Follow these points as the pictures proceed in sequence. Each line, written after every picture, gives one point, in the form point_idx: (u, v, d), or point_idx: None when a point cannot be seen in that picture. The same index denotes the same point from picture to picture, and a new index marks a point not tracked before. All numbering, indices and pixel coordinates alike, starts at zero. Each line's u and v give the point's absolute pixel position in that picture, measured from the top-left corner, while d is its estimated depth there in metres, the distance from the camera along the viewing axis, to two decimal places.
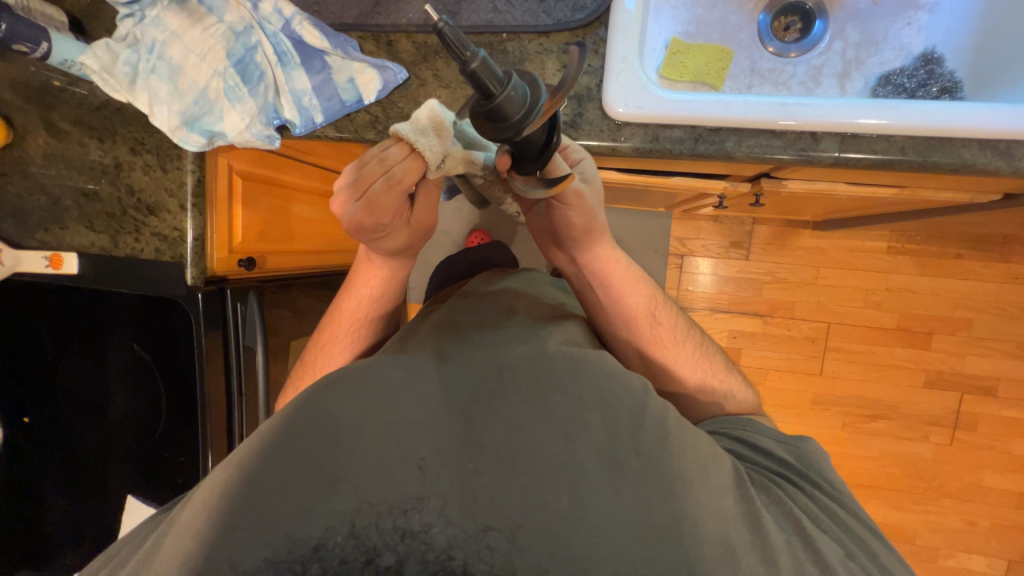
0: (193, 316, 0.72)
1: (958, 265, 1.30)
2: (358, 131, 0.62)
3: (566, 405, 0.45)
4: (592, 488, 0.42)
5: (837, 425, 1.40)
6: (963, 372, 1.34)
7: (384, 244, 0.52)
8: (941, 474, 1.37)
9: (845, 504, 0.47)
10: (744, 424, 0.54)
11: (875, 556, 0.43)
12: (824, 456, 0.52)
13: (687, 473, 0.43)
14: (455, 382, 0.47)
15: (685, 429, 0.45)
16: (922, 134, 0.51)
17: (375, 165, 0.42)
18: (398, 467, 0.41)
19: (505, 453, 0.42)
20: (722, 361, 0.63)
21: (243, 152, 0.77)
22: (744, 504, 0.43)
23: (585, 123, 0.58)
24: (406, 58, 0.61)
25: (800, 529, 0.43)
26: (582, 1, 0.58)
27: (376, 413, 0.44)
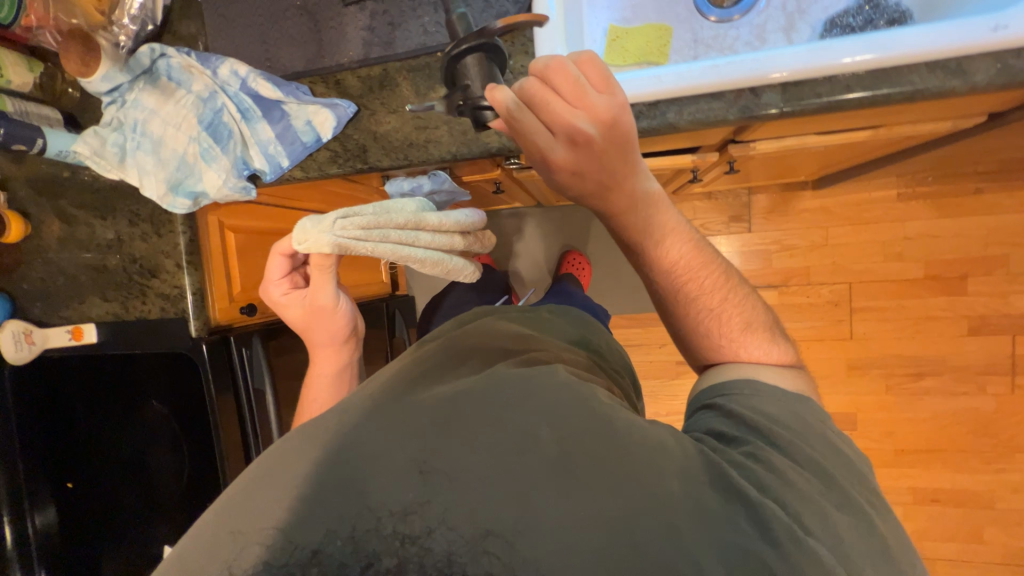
0: (201, 366, 0.77)
1: (979, 200, 1.22)
2: (322, 167, 0.66)
3: (519, 411, 0.44)
4: (578, 483, 0.39)
5: (880, 390, 1.31)
6: (1009, 313, 1.23)
7: (296, 322, 0.68)
8: (1007, 427, 1.26)
9: (822, 472, 0.42)
10: (739, 388, 0.50)
11: (839, 535, 0.38)
12: (808, 418, 0.46)
13: (648, 456, 0.41)
14: (404, 402, 0.48)
15: (633, 426, 0.44)
16: (864, 68, 0.50)
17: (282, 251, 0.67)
18: (396, 472, 0.41)
19: (482, 454, 0.41)
20: (753, 322, 0.56)
21: (229, 207, 0.83)
22: (693, 488, 0.40)
23: None
24: (353, 92, 0.64)
25: (749, 498, 0.39)
26: (504, 8, 0.60)
27: (359, 435, 0.44)
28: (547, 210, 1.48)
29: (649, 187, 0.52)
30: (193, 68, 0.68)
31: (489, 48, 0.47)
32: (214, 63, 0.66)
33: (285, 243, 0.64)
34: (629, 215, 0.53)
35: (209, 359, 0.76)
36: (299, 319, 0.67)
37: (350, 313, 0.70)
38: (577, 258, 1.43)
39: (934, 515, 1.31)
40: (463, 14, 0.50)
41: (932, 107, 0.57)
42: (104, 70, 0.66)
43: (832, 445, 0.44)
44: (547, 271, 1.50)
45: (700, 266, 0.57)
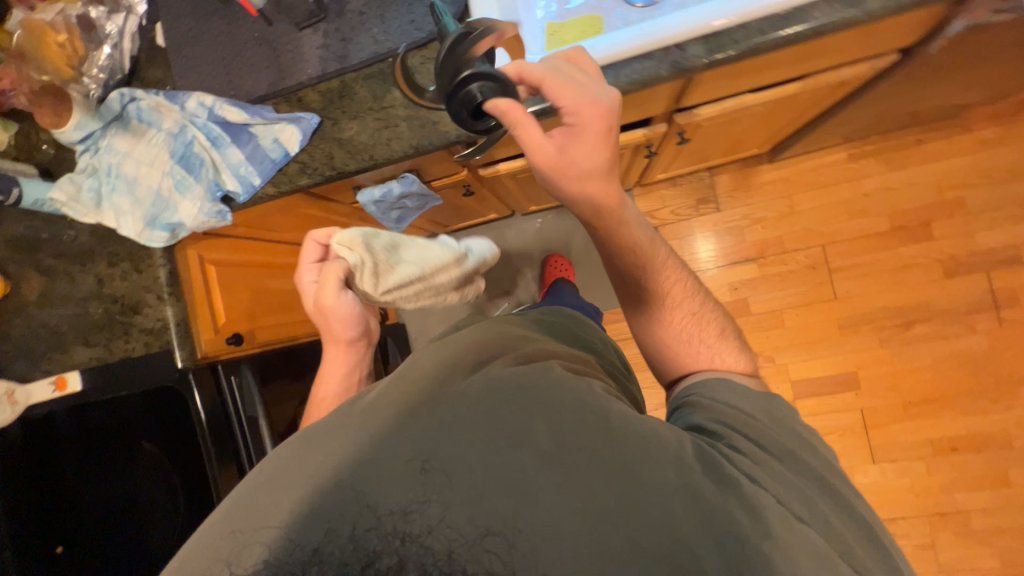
0: (190, 397, 0.76)
1: (924, 150, 1.29)
2: (293, 180, 0.69)
3: (519, 409, 0.44)
4: (573, 473, 0.41)
5: (875, 345, 1.33)
6: (978, 251, 1.28)
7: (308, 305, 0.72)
8: (1005, 362, 1.27)
9: (789, 455, 0.50)
10: (719, 388, 0.59)
11: (809, 505, 0.45)
12: (779, 410, 0.55)
13: (640, 444, 0.44)
14: (391, 398, 0.46)
15: (627, 419, 0.46)
16: (772, 12, 0.55)
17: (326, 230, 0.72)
18: (399, 469, 0.40)
19: (486, 455, 0.41)
20: (724, 328, 0.67)
21: (208, 240, 0.84)
22: (687, 478, 0.43)
23: None
24: (314, 104, 0.67)
25: (741, 485, 0.43)
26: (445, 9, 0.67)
27: (360, 442, 0.43)
28: (523, 220, 1.53)
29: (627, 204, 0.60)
30: (162, 107, 0.72)
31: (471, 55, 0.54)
32: (181, 98, 0.70)
33: (320, 232, 0.71)
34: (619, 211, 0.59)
35: (197, 388, 0.76)
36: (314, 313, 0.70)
37: (359, 316, 0.70)
38: (560, 260, 1.45)
39: (955, 465, 1.29)
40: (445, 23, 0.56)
41: (839, 44, 0.63)
42: (76, 118, 0.70)
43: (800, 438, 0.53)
44: (532, 279, 1.53)
45: (682, 276, 0.67)
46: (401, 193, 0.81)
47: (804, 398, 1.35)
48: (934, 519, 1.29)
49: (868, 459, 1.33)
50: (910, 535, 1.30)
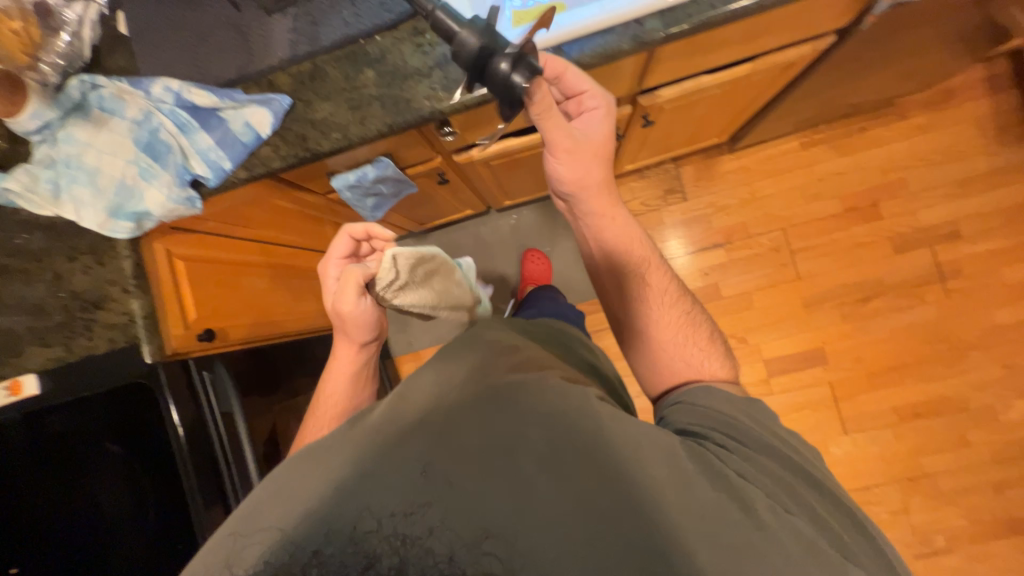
0: (161, 396, 0.72)
1: (867, 136, 1.40)
2: (266, 163, 0.69)
3: (519, 410, 0.46)
4: (570, 473, 0.43)
5: (837, 320, 1.40)
6: (922, 227, 1.37)
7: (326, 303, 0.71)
8: (954, 329, 1.36)
9: (775, 452, 0.55)
10: (702, 392, 0.64)
11: (794, 494, 0.50)
12: (763, 416, 0.61)
13: (634, 443, 0.46)
14: (403, 407, 0.47)
15: (624, 419, 0.48)
16: None
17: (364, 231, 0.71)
18: (401, 471, 0.42)
19: (489, 458, 0.42)
20: (711, 336, 0.74)
21: (176, 235, 0.82)
22: (681, 472, 0.46)
23: (453, 83, 0.64)
24: (285, 86, 0.68)
25: (732, 482, 0.48)
26: None
27: (367, 449, 0.44)
28: (498, 218, 1.55)
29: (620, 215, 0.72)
30: (126, 94, 0.70)
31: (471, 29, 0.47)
32: (145, 84, 0.69)
33: (359, 227, 0.69)
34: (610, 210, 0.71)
35: (168, 383, 0.73)
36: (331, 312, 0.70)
37: (378, 325, 0.72)
38: (537, 254, 1.50)
39: (920, 431, 1.36)
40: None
41: (782, 21, 0.68)
42: (32, 106, 0.68)
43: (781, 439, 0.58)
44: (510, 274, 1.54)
45: (675, 290, 0.75)
46: (376, 178, 0.82)
47: (777, 376, 1.41)
48: (905, 484, 1.35)
49: (840, 431, 1.38)
50: (884, 501, 1.36)
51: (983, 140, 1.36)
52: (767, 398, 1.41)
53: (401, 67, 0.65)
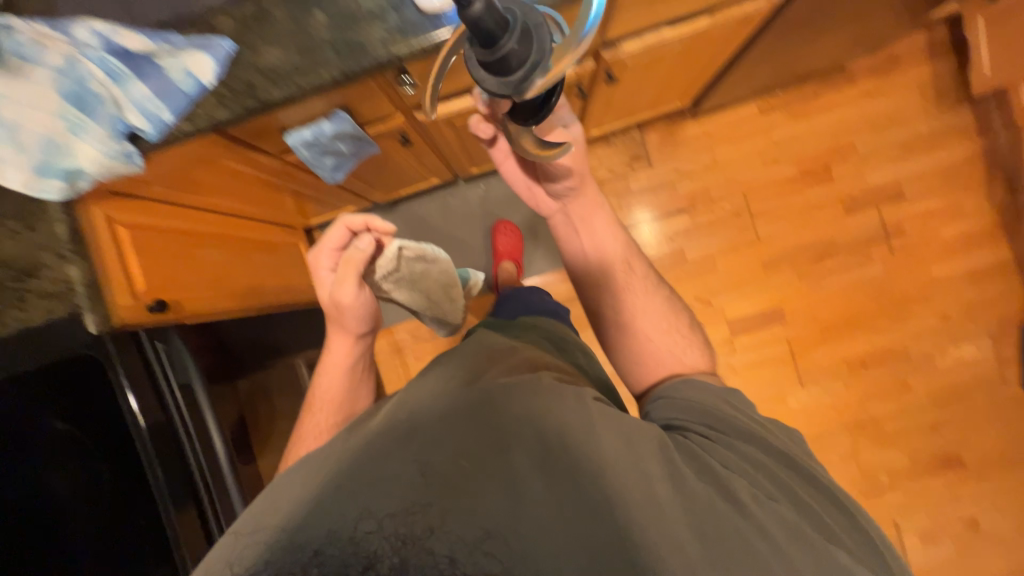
0: (120, 374, 0.69)
1: (820, 101, 1.45)
2: (210, 114, 0.65)
3: (518, 420, 0.54)
4: (555, 476, 0.51)
5: (794, 280, 1.47)
6: (870, 188, 1.45)
7: (321, 295, 0.69)
8: (898, 284, 1.45)
9: (764, 440, 0.61)
10: (686, 382, 0.70)
11: (773, 478, 0.57)
12: (749, 405, 0.67)
13: (618, 443, 0.54)
14: (422, 413, 0.56)
15: (607, 416, 0.57)
16: None
17: (360, 221, 0.65)
18: (408, 477, 0.50)
19: (489, 467, 0.51)
20: (692, 328, 0.81)
21: (121, 201, 0.77)
22: (668, 465, 0.54)
23: (411, 26, 0.62)
24: (228, 30, 0.63)
25: (713, 471, 0.55)
26: None
27: (387, 454, 0.52)
28: (467, 188, 1.53)
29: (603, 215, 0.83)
30: (46, 38, 0.62)
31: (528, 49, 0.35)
32: (69, 28, 0.62)
33: (357, 218, 0.65)
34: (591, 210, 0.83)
35: (118, 354, 0.70)
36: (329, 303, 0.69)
37: (376, 316, 0.72)
38: (508, 227, 1.48)
39: (867, 380, 1.46)
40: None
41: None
42: None
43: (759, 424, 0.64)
44: (481, 245, 1.53)
45: (654, 285, 0.83)
46: (334, 134, 0.79)
47: (739, 335, 1.47)
48: (855, 429, 1.46)
49: (797, 384, 1.47)
50: (835, 447, 1.46)
51: (923, 104, 1.44)
52: (731, 357, 1.47)
53: (354, 10, 0.62)
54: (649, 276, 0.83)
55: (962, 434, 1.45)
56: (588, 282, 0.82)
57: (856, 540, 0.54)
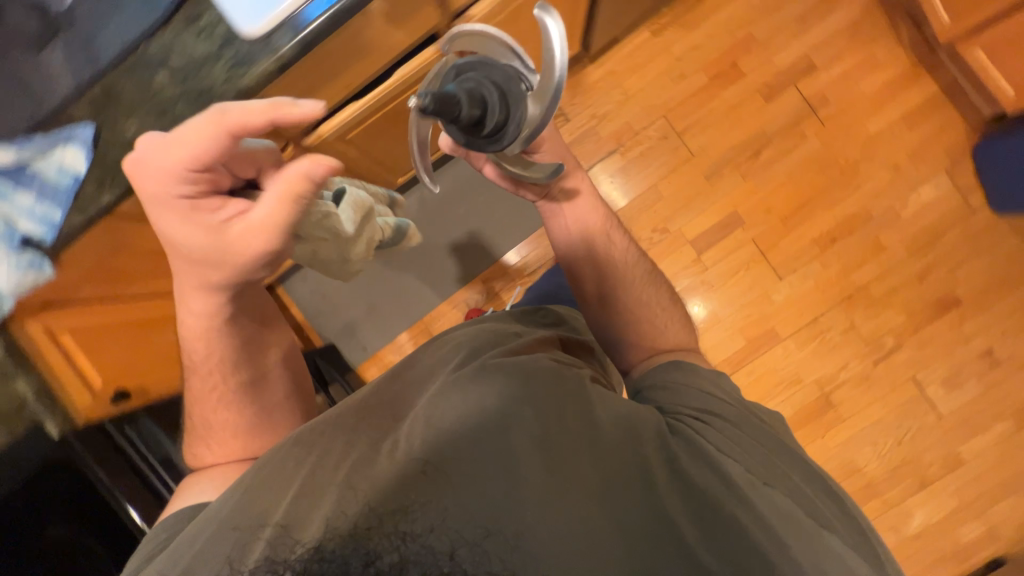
0: (92, 466, 0.74)
1: (706, 5, 1.46)
2: (95, 199, 0.67)
3: (527, 415, 0.66)
4: (560, 456, 0.64)
5: (739, 181, 1.47)
6: (782, 71, 1.46)
7: (174, 225, 0.62)
8: (840, 151, 1.45)
9: (747, 425, 0.78)
10: (681, 367, 0.87)
11: (759, 457, 0.73)
12: (732, 395, 0.84)
13: (618, 432, 0.70)
14: (438, 427, 0.64)
15: (606, 402, 0.74)
16: None
17: (260, 113, 0.56)
18: (417, 480, 0.58)
19: (501, 465, 0.61)
20: (672, 304, 1.00)
21: (69, 309, 0.80)
22: (664, 448, 0.70)
23: (248, 56, 0.64)
24: (84, 114, 0.65)
25: (707, 453, 0.70)
26: None
27: (404, 460, 0.61)
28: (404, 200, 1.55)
29: (597, 210, 0.97)
30: None
31: (508, 104, 0.60)
32: None
33: (259, 114, 0.56)
34: (581, 205, 0.97)
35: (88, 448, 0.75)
36: (197, 237, 0.63)
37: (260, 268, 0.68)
38: None
39: (842, 252, 1.47)
40: (456, 98, 0.56)
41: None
42: None
43: (748, 409, 0.82)
44: (435, 249, 1.56)
45: (641, 267, 0.99)
46: None
47: (705, 251, 1.48)
48: (845, 303, 1.47)
49: (776, 279, 1.48)
50: (833, 325, 1.48)
51: None
52: (705, 275, 1.48)
53: (191, 58, 0.64)
54: (632, 274, 0.97)
55: (951, 272, 1.45)
56: (580, 295, 0.99)
57: (840, 519, 0.69)
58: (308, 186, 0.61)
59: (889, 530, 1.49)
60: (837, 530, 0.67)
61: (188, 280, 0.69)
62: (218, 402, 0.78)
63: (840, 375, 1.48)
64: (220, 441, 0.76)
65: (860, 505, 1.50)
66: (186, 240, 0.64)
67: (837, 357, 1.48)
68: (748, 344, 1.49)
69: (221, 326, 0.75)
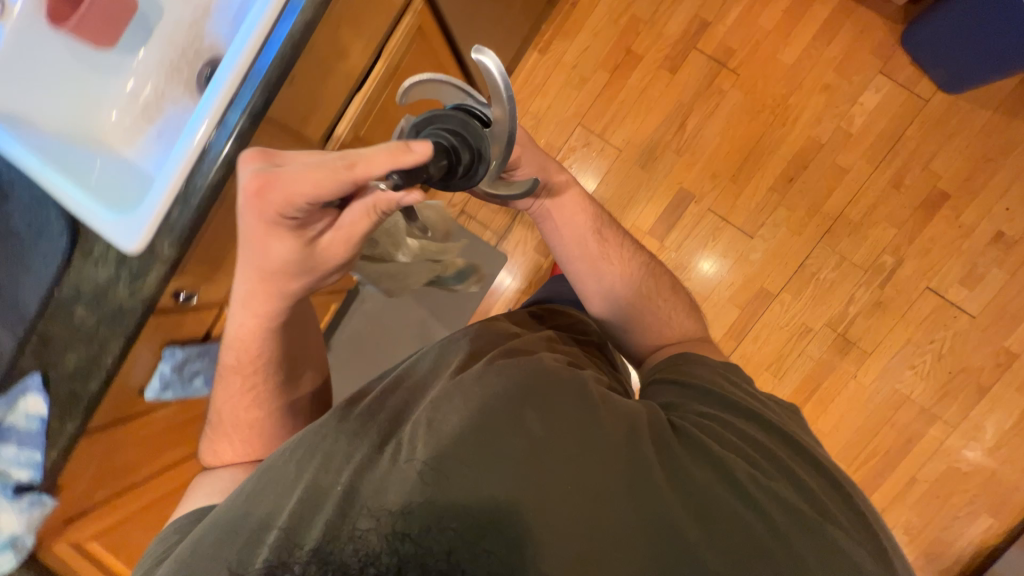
0: None
1: (582, 7, 1.47)
2: (62, 431, 0.74)
3: (534, 414, 0.61)
4: (565, 447, 0.59)
5: (675, 158, 1.44)
6: (677, 38, 1.43)
7: (272, 244, 0.64)
8: (764, 93, 1.41)
9: (755, 417, 0.70)
10: (686, 358, 0.79)
11: (767, 453, 0.65)
12: (743, 387, 0.76)
13: (623, 425, 0.63)
14: (440, 434, 0.59)
15: (608, 398, 0.67)
16: (247, 59, 0.68)
17: (367, 163, 0.53)
18: (415, 488, 0.55)
19: (502, 460, 0.57)
20: (673, 295, 0.94)
21: (94, 525, 0.91)
22: (669, 451, 0.62)
23: (141, 267, 0.70)
24: (30, 364, 0.73)
25: (711, 451, 0.63)
26: (58, 228, 0.72)
27: (403, 468, 0.57)
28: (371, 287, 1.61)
29: (584, 206, 0.94)
30: None
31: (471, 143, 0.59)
32: None
33: (372, 167, 0.53)
34: (568, 203, 0.93)
35: None
36: (283, 255, 0.65)
37: (327, 277, 0.71)
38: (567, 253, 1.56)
39: (805, 188, 1.40)
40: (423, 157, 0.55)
41: (330, 20, 0.71)
42: None
43: (759, 401, 0.74)
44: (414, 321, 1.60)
45: (635, 259, 0.93)
46: (178, 365, 0.85)
47: (667, 236, 1.45)
48: (826, 237, 1.40)
49: (747, 238, 1.43)
50: (822, 264, 1.41)
51: None
52: (675, 258, 1.44)
53: (96, 285, 0.71)
54: (626, 270, 0.91)
55: (925, 168, 1.36)
56: (566, 268, 0.92)
57: (854, 523, 0.61)
58: (390, 207, 0.60)
59: (962, 448, 1.38)
60: (847, 527, 0.60)
61: (252, 288, 0.71)
62: (251, 402, 0.80)
63: (850, 311, 1.40)
64: (246, 440, 0.80)
65: (923, 434, 1.39)
66: (275, 258, 0.66)
67: (840, 293, 1.40)
68: (743, 311, 1.44)
69: (251, 331, 0.76)
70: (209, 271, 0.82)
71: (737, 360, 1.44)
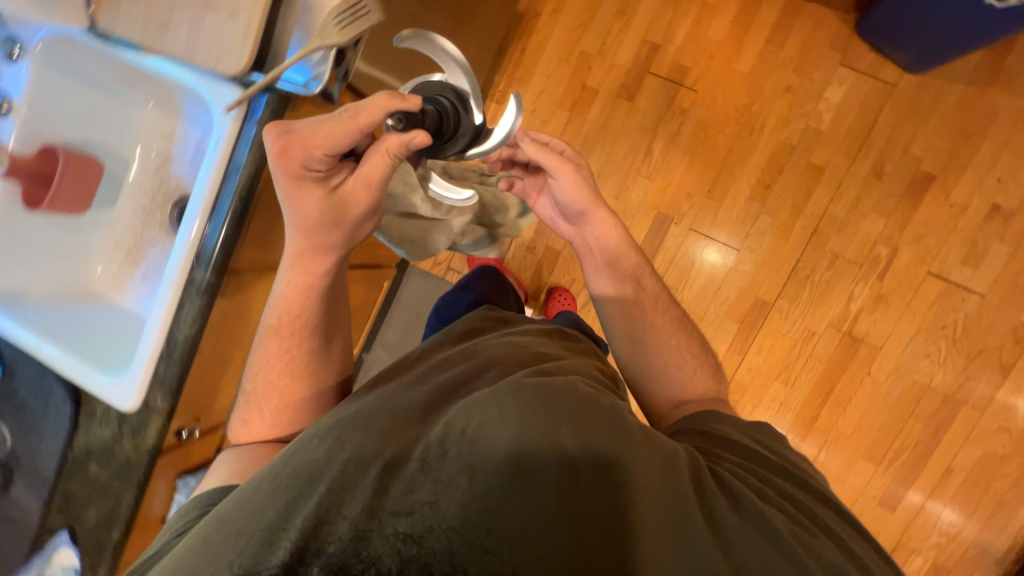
0: None
1: (531, 53, 1.49)
2: None
3: (574, 420, 0.51)
4: (602, 460, 0.50)
5: (647, 183, 1.44)
6: (630, 67, 1.44)
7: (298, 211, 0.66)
8: (726, 104, 1.40)
9: (790, 473, 0.61)
10: (708, 416, 0.70)
11: (809, 512, 0.55)
12: (773, 441, 0.68)
13: (659, 459, 0.54)
14: (471, 431, 0.50)
15: (646, 430, 0.57)
16: (203, 217, 0.72)
17: (368, 110, 0.57)
18: (426, 486, 0.46)
19: (531, 460, 0.48)
20: (697, 349, 0.85)
21: None
22: (706, 496, 0.53)
23: (140, 420, 0.75)
24: (57, 522, 0.79)
25: (752, 504, 0.53)
26: (63, 395, 0.78)
27: (420, 468, 0.48)
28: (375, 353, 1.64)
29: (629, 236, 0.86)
30: None
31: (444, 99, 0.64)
32: None
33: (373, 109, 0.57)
34: (617, 227, 0.85)
35: None
36: (307, 215, 0.66)
37: (361, 232, 0.71)
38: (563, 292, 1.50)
39: (785, 192, 1.38)
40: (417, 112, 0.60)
41: None
42: None
43: (798, 465, 0.64)
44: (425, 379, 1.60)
45: (667, 304, 0.86)
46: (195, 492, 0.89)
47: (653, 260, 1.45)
48: (814, 238, 1.37)
49: (733, 251, 1.41)
50: (815, 265, 1.38)
51: None
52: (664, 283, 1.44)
53: (104, 442, 0.76)
54: (652, 315, 0.84)
55: (905, 152, 1.32)
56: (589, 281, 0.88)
57: None
58: (401, 152, 0.60)
59: (994, 431, 1.33)
60: None
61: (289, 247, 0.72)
62: (285, 367, 0.76)
63: (851, 308, 1.37)
64: (275, 409, 0.76)
65: (951, 421, 1.34)
66: (304, 214, 0.66)
67: (838, 291, 1.37)
68: (743, 324, 1.42)
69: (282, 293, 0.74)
70: (207, 402, 0.87)
71: (743, 374, 1.42)
